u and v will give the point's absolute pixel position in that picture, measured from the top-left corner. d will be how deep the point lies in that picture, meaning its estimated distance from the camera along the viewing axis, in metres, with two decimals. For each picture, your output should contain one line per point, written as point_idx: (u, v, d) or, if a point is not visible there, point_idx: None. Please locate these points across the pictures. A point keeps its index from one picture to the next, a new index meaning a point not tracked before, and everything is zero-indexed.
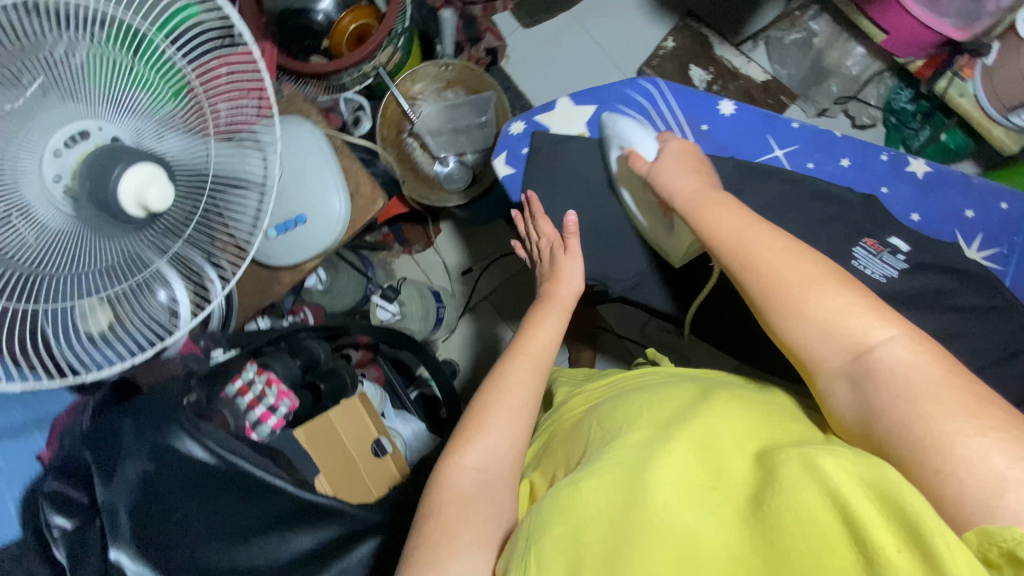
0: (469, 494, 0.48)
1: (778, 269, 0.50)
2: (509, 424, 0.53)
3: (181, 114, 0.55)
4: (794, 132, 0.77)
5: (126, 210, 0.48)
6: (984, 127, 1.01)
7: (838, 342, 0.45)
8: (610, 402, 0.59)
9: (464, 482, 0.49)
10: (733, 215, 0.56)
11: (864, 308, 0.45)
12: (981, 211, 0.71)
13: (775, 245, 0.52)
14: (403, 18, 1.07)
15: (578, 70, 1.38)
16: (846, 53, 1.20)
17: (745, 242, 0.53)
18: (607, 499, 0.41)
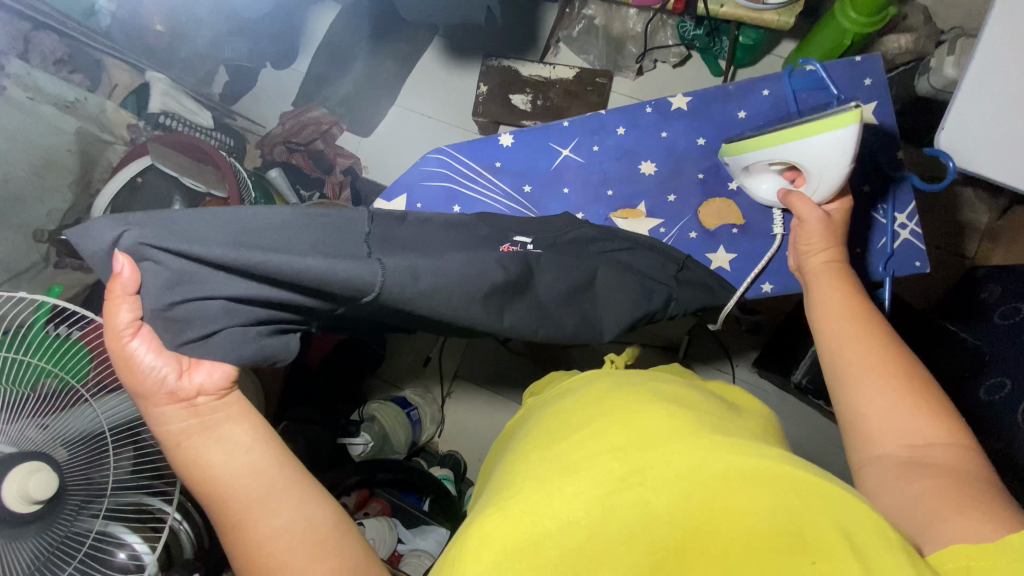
0: (283, 553, 0.45)
1: (854, 347, 0.52)
2: (244, 468, 0.47)
3: (51, 401, 0.63)
4: (567, 129, 0.82)
5: (18, 510, 0.51)
6: (756, 18, 1.06)
7: (871, 416, 0.48)
8: (527, 427, 0.58)
9: (266, 550, 0.45)
10: (835, 282, 0.61)
11: (887, 382, 0.48)
12: (751, 107, 0.79)
13: (845, 309, 0.57)
14: (246, 189, 1.17)
15: (428, 145, 1.50)
16: (624, 18, 1.30)
17: (831, 311, 0.58)
18: (539, 517, 0.37)
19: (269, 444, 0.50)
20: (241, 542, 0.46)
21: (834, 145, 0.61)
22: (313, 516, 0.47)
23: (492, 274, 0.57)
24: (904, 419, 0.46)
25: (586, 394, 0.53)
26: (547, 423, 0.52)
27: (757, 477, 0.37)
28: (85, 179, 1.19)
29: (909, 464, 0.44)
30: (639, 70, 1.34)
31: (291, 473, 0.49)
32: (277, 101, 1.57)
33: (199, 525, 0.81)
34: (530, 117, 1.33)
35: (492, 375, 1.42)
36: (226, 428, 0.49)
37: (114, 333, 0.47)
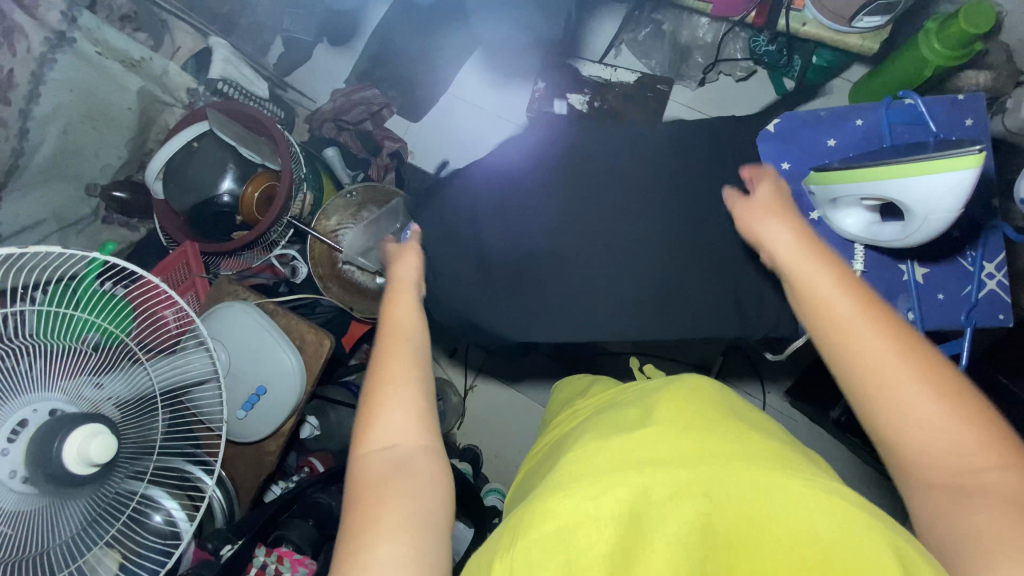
0: (387, 471, 0.50)
1: (873, 343, 0.47)
2: (416, 359, 0.58)
3: (109, 361, 0.62)
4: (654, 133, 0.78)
5: (75, 472, 0.51)
6: (837, 40, 1.04)
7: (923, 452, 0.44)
8: (576, 432, 0.57)
9: (374, 462, 0.50)
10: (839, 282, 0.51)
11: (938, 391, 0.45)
12: (841, 135, 0.69)
13: (854, 302, 0.49)
14: (298, 165, 1.16)
15: (477, 137, 1.48)
16: (694, 26, 1.27)
17: (837, 310, 0.49)
18: (603, 505, 0.37)
19: (424, 395, 0.55)
20: (367, 462, 0.51)
21: (951, 188, 0.55)
22: (420, 496, 0.48)
23: None
24: (948, 433, 0.44)
25: (655, 394, 0.52)
26: (607, 423, 0.50)
27: (825, 516, 0.36)
28: (141, 138, 1.22)
29: (959, 492, 0.42)
30: (702, 80, 1.30)
31: (423, 445, 0.52)
32: (329, 80, 1.54)
33: (228, 496, 0.82)
34: (585, 118, 1.31)
35: (518, 375, 1.40)
36: (395, 368, 0.56)
37: (396, 285, 0.65)
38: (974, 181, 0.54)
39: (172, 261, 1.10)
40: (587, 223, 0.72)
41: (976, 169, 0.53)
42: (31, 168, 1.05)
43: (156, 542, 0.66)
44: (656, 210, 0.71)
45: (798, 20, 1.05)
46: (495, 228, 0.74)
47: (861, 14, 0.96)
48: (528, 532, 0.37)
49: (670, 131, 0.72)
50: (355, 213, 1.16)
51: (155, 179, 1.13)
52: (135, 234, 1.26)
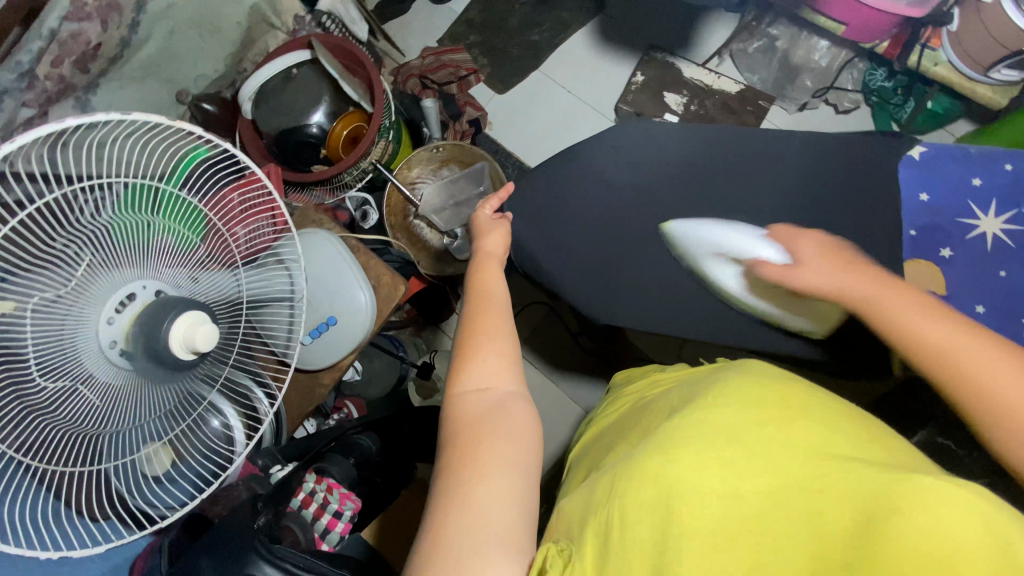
0: (479, 416, 0.52)
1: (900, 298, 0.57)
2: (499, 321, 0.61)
3: (211, 257, 0.62)
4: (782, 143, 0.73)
5: (177, 356, 0.50)
6: (966, 88, 1.02)
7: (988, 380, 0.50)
8: (660, 398, 0.58)
9: (468, 404, 0.54)
10: (848, 271, 0.60)
11: (944, 319, 0.54)
12: (988, 176, 0.66)
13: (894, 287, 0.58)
14: (388, 112, 1.15)
15: (560, 120, 1.45)
16: (812, 48, 1.23)
17: (847, 290, 0.59)
18: (705, 503, 0.41)
19: (508, 355, 0.58)
20: (456, 412, 0.54)
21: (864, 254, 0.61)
22: (514, 436, 0.51)
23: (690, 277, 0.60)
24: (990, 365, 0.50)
25: (745, 382, 0.53)
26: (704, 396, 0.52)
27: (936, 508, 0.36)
28: (239, 56, 1.22)
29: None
30: (804, 105, 1.27)
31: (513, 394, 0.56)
32: (423, 37, 1.54)
33: (278, 423, 0.82)
34: (678, 119, 1.29)
35: (555, 364, 1.38)
36: (487, 322, 0.61)
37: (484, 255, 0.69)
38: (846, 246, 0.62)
39: None
40: (698, 218, 0.70)
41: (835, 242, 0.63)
42: (134, 63, 1.05)
43: (208, 451, 0.66)
44: (775, 218, 0.68)
45: (931, 60, 1.03)
46: (602, 203, 0.73)
47: (1000, 65, 0.95)
48: (632, 506, 0.44)
49: (805, 139, 0.70)
50: (436, 169, 1.16)
51: (245, 99, 1.12)
52: None
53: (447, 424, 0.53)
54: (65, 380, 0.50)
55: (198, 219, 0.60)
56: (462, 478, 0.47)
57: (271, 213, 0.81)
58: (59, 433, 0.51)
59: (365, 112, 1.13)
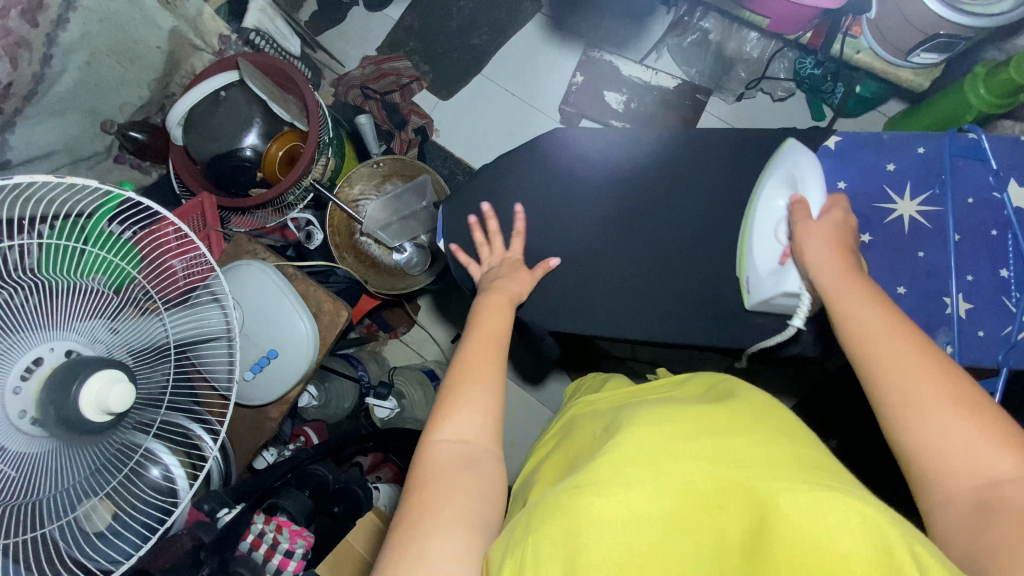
0: (451, 464, 0.53)
1: (897, 371, 0.50)
2: (488, 364, 0.61)
3: (126, 304, 0.60)
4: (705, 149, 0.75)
5: (89, 418, 0.49)
6: (890, 73, 1.05)
7: (939, 463, 0.46)
8: (619, 415, 0.60)
9: (443, 450, 0.54)
10: (877, 311, 0.55)
11: (973, 415, 0.47)
12: (902, 161, 0.68)
13: (888, 327, 0.53)
14: (325, 128, 1.12)
15: (505, 123, 1.45)
16: (743, 39, 1.26)
17: (863, 335, 0.54)
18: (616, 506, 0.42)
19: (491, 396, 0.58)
20: (430, 454, 0.54)
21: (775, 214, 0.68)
22: (480, 489, 0.51)
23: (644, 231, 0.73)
24: (984, 455, 0.45)
25: (726, 406, 0.53)
26: (671, 411, 0.53)
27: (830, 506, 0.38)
28: (166, 80, 1.18)
29: (978, 506, 0.43)
30: (741, 95, 1.29)
31: (490, 452, 0.55)
32: (361, 45, 1.51)
33: (227, 461, 0.81)
34: (620, 117, 1.30)
35: (518, 367, 1.39)
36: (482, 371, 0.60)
37: (499, 296, 0.70)
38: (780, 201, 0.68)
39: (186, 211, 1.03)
40: None
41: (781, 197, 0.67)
42: (51, 97, 1.00)
43: (150, 502, 0.63)
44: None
45: (853, 47, 1.06)
46: None
47: (918, 50, 0.97)
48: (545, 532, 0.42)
49: (726, 140, 0.71)
50: (379, 184, 1.13)
51: (176, 124, 1.09)
52: (147, 178, 1.22)
53: (418, 466, 0.53)
54: None
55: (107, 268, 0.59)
56: (421, 529, 0.47)
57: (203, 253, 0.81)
58: None
59: (301, 131, 1.10)
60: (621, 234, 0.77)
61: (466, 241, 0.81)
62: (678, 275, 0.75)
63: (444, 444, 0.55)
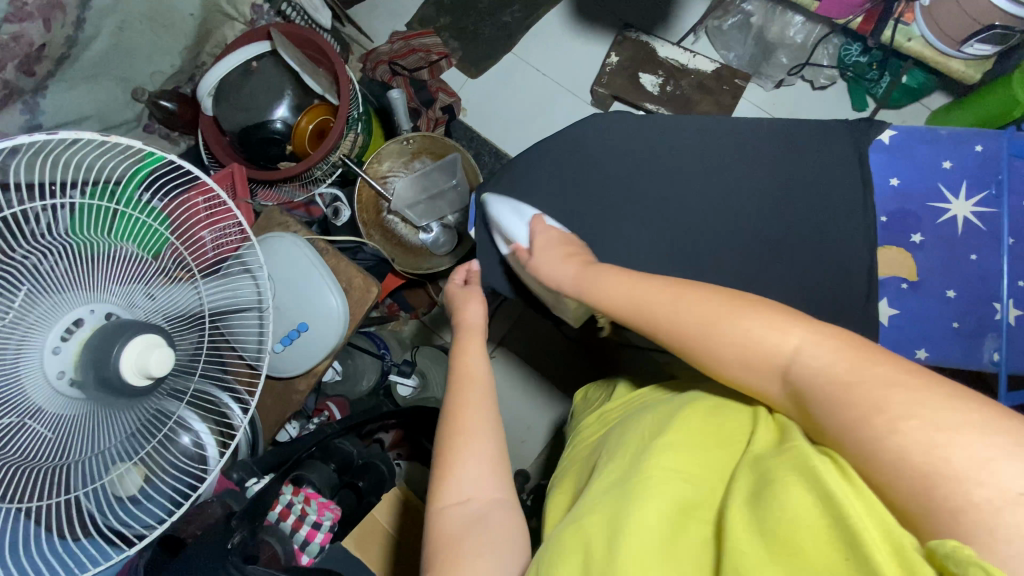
0: (458, 531, 0.50)
1: (688, 308, 0.51)
2: (463, 404, 0.58)
3: (163, 271, 0.60)
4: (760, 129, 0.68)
5: (130, 382, 0.49)
6: (939, 63, 1.00)
7: (741, 363, 0.46)
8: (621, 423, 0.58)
9: (448, 520, 0.51)
10: (624, 279, 0.56)
11: (755, 309, 0.47)
12: (959, 157, 0.65)
13: (655, 288, 0.54)
14: (356, 103, 1.11)
15: (535, 104, 1.42)
16: (786, 24, 1.22)
17: (627, 304, 0.55)
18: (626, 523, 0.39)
19: (475, 440, 0.55)
20: (434, 523, 0.52)
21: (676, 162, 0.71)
22: (495, 539, 0.50)
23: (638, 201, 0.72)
24: (763, 360, 0.45)
25: (713, 408, 0.51)
26: (652, 421, 0.51)
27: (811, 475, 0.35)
28: (196, 49, 1.17)
29: (802, 391, 0.43)
30: (780, 82, 1.25)
31: (501, 500, 0.53)
32: (390, 20, 1.48)
33: (254, 432, 0.81)
34: (654, 101, 1.26)
35: (538, 353, 1.38)
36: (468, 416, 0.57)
37: (467, 327, 0.68)
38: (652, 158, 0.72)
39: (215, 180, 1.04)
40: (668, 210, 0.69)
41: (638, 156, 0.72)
42: (84, 61, 0.99)
43: (180, 469, 0.63)
44: (754, 207, 0.67)
45: (904, 35, 1.01)
46: (570, 200, 0.71)
47: (972, 41, 0.92)
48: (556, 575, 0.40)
49: (775, 124, 0.68)
50: (408, 162, 1.12)
51: (206, 95, 1.08)
52: (174, 148, 1.22)
53: (427, 540, 0.51)
54: (12, 416, 0.49)
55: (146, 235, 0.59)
56: None
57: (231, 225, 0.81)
58: (15, 471, 0.49)
59: (332, 106, 1.09)
60: None
61: None
62: None
63: (447, 511, 0.52)
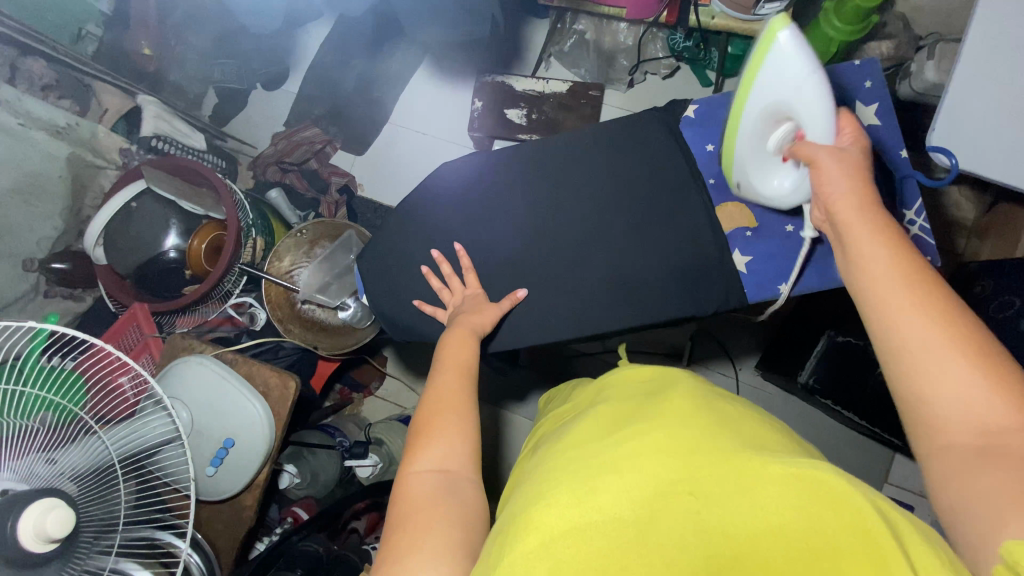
0: (432, 491, 0.50)
1: (918, 321, 0.47)
2: (454, 393, 0.60)
3: (59, 432, 0.60)
4: (582, 140, 0.81)
5: (31, 550, 0.49)
6: (746, 27, 1.11)
7: (942, 406, 0.44)
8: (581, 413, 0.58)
9: (420, 483, 0.51)
10: (892, 244, 0.52)
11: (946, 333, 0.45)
12: None
13: (897, 272, 0.50)
14: (244, 210, 1.13)
15: (424, 161, 1.49)
16: (614, 32, 1.33)
17: (884, 277, 0.50)
18: (587, 510, 0.40)
19: (465, 424, 0.57)
20: (408, 490, 0.51)
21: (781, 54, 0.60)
22: (461, 505, 0.49)
23: (512, 227, 0.80)
24: (976, 401, 0.43)
25: (688, 396, 0.52)
26: (638, 408, 0.52)
27: (806, 491, 0.37)
28: (77, 206, 1.18)
29: (978, 453, 0.42)
30: (631, 82, 1.37)
31: (472, 479, 0.53)
32: (269, 124, 1.54)
33: (212, 561, 0.79)
34: (525, 130, 1.35)
35: (496, 392, 1.38)
36: (450, 396, 0.59)
37: (463, 329, 0.70)
38: (799, 34, 0.59)
39: (122, 325, 1.06)
40: None
41: (783, 23, 0.60)
42: None
43: None
44: None
45: (707, 15, 1.13)
46: None
47: (762, 2, 1.04)
48: (519, 548, 0.39)
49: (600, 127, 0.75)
50: (308, 251, 1.15)
51: (94, 246, 1.09)
52: (81, 304, 1.21)
53: (396, 501, 0.51)
54: None
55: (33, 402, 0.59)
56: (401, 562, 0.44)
57: (128, 375, 0.81)
58: None
59: (220, 220, 1.12)
60: (534, 236, 0.79)
61: (392, 281, 0.84)
62: (601, 261, 0.77)
63: (424, 475, 0.52)
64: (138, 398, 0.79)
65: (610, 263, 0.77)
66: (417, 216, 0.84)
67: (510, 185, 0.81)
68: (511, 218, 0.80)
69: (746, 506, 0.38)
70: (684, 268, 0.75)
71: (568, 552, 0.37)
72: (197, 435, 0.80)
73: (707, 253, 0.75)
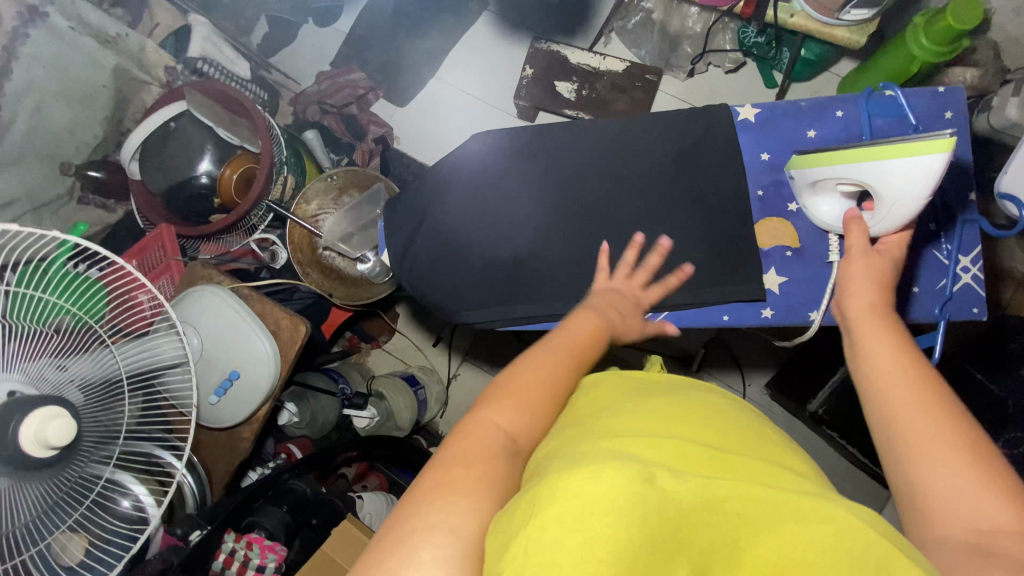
0: (479, 462, 0.45)
1: (924, 412, 0.48)
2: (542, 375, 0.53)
3: (72, 343, 0.61)
4: (628, 127, 0.78)
5: (32, 454, 0.51)
6: (825, 32, 1.04)
7: (944, 510, 0.44)
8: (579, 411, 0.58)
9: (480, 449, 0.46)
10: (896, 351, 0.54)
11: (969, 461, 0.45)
12: (821, 127, 0.74)
13: (907, 378, 0.51)
14: (278, 147, 1.12)
15: (465, 123, 1.45)
16: (684, 16, 1.27)
17: (885, 375, 0.52)
18: (650, 490, 0.35)
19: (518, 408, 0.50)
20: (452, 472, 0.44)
21: (920, 173, 0.56)
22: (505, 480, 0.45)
23: (539, 211, 0.78)
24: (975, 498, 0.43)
25: (700, 408, 0.51)
26: (654, 407, 0.51)
27: (839, 531, 0.35)
28: (118, 117, 1.19)
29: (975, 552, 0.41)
30: (691, 71, 1.31)
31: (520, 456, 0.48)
32: (315, 61, 1.50)
33: (202, 484, 0.82)
34: (573, 106, 1.30)
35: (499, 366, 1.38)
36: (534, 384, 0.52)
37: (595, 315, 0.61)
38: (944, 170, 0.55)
39: (147, 243, 1.09)
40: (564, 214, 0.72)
41: (946, 156, 0.54)
42: (4, 146, 1.03)
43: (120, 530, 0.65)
44: None
45: (787, 12, 1.06)
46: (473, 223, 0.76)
47: (848, 7, 0.96)
48: (550, 510, 0.35)
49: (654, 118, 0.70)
50: (335, 198, 1.14)
51: (131, 158, 1.11)
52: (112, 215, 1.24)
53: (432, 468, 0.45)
54: None
55: (56, 310, 0.61)
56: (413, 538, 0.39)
57: (146, 293, 0.82)
58: None
59: (253, 154, 1.11)
60: (558, 218, 0.77)
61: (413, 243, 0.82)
62: (625, 255, 0.75)
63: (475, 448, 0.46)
64: (153, 317, 0.80)
65: (635, 260, 0.75)
66: (447, 182, 0.81)
67: (546, 167, 0.79)
68: (543, 198, 0.78)
69: (780, 527, 0.36)
70: (710, 278, 0.73)
71: (619, 530, 0.33)
72: (206, 363, 0.81)
73: (736, 263, 0.73)
